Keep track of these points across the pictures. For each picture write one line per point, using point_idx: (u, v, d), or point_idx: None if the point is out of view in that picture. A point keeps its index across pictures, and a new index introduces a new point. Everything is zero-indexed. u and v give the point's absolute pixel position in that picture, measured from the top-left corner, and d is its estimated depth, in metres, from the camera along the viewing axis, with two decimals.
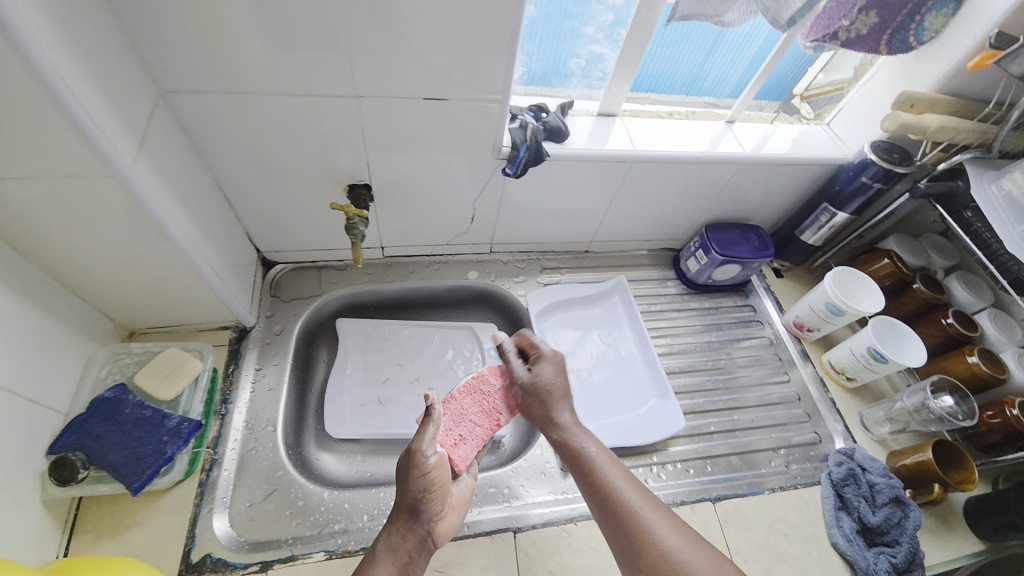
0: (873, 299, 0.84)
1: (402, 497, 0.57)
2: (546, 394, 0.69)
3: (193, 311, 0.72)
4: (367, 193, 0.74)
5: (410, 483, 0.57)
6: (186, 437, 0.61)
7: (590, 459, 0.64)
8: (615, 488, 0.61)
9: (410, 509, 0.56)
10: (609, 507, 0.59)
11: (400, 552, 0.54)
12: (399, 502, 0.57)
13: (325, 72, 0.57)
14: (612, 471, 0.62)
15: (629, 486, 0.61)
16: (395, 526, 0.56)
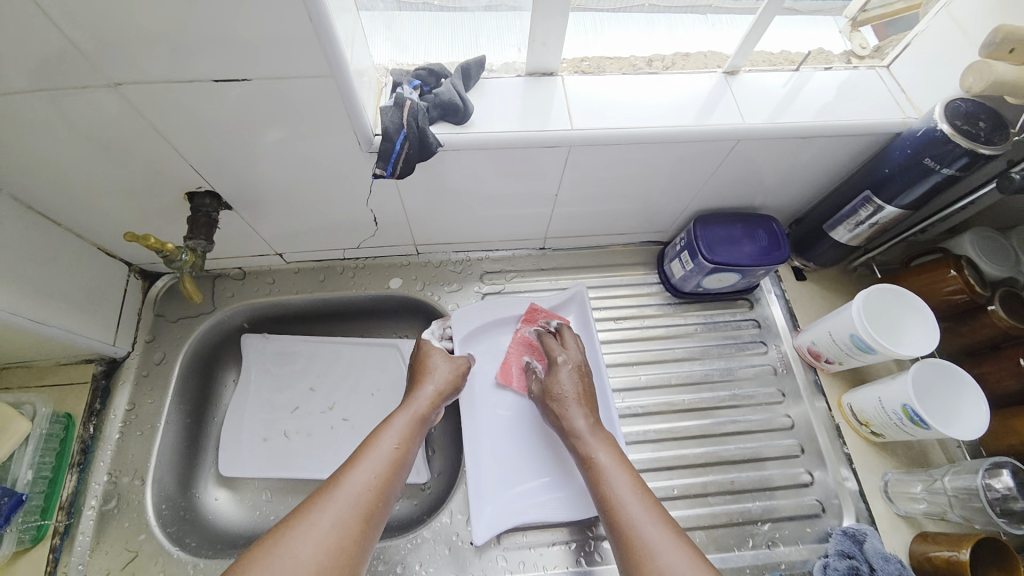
0: (922, 333, 0.59)
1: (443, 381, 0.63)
2: (558, 401, 0.61)
3: (32, 349, 0.61)
4: (212, 203, 0.58)
5: (455, 380, 0.65)
6: (7, 516, 0.53)
7: (589, 450, 0.56)
8: (618, 499, 0.50)
9: (446, 393, 0.63)
10: (605, 511, 0.50)
11: (416, 423, 0.58)
12: (441, 383, 0.63)
13: (49, 55, 0.39)
14: (613, 469, 0.53)
15: (637, 499, 0.50)
16: (420, 404, 0.60)
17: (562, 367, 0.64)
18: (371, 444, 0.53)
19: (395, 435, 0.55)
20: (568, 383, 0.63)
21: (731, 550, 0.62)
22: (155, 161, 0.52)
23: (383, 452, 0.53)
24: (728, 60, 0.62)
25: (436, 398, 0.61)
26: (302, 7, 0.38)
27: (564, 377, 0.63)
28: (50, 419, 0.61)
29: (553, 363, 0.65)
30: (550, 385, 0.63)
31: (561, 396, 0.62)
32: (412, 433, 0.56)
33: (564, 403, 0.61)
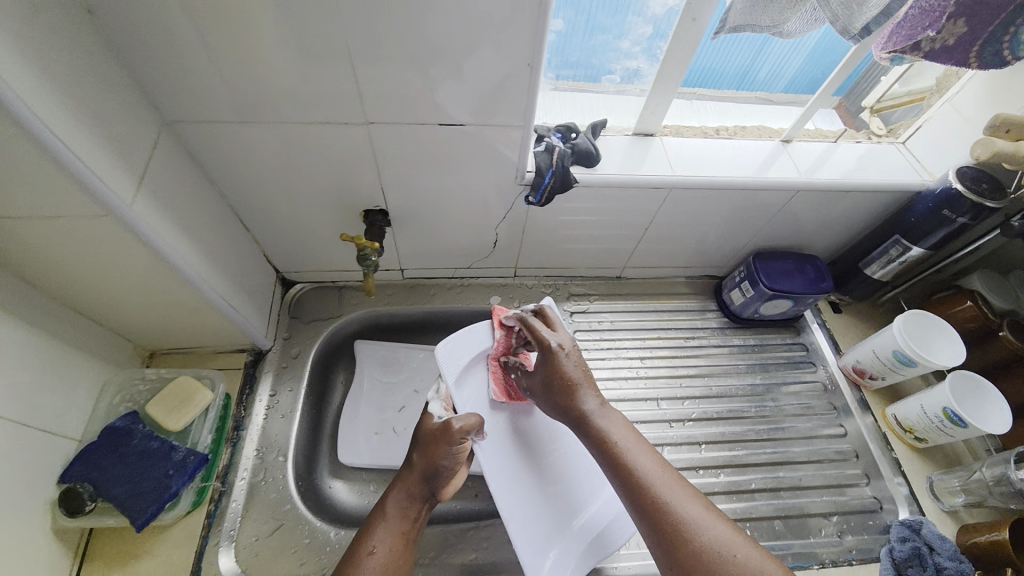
0: (954, 349, 0.72)
1: (425, 460, 0.62)
2: (560, 389, 0.61)
3: (206, 335, 0.71)
4: (384, 220, 0.71)
5: (438, 454, 0.62)
6: (192, 472, 0.59)
7: (608, 435, 0.57)
8: (644, 473, 0.53)
9: (428, 473, 0.62)
10: (635, 494, 0.52)
11: (400, 523, 0.58)
12: (418, 464, 0.62)
13: (328, 100, 0.54)
14: (636, 451, 0.55)
15: (662, 472, 0.53)
16: (397, 506, 0.59)
17: (560, 351, 0.62)
18: (353, 562, 0.54)
19: (380, 538, 0.56)
20: (573, 368, 0.62)
21: (807, 538, 0.74)
22: (353, 184, 0.66)
23: (374, 564, 0.54)
24: (783, 132, 0.80)
25: (414, 481, 0.61)
26: (524, 82, 0.54)
27: (566, 361, 0.62)
28: (220, 398, 0.68)
29: (549, 351, 0.63)
30: (553, 374, 0.61)
31: (568, 382, 0.60)
32: (399, 532, 0.58)
33: (573, 390, 0.60)
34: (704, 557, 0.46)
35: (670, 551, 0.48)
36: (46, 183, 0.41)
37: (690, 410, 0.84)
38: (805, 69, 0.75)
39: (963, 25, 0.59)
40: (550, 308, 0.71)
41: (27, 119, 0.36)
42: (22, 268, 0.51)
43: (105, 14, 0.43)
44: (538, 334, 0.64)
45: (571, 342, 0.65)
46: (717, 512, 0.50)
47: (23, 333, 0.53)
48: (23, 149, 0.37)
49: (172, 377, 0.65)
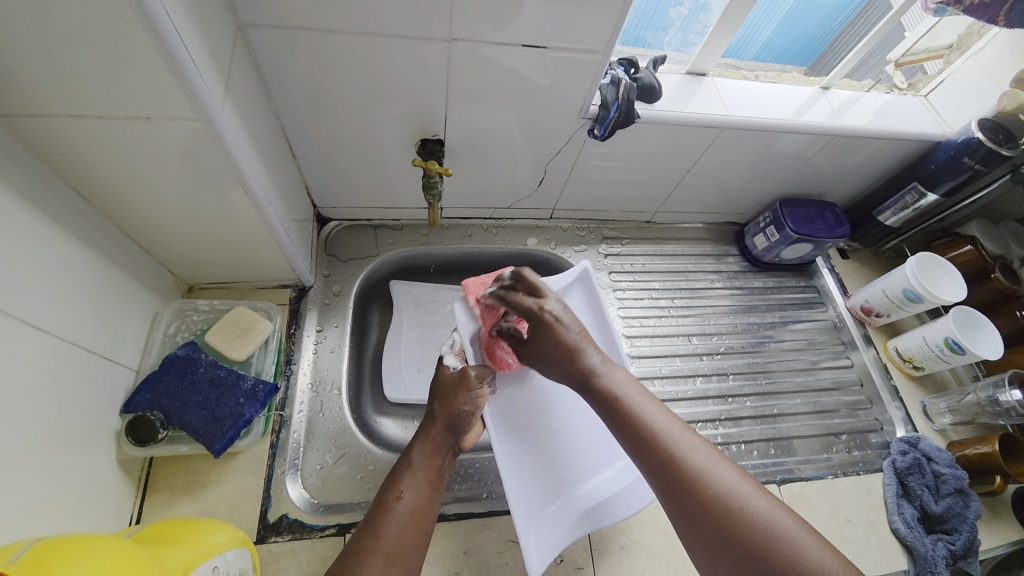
0: (955, 288, 0.81)
1: (444, 409, 0.60)
2: (559, 352, 0.58)
3: (253, 267, 0.69)
4: (439, 148, 0.71)
5: (457, 401, 0.60)
6: (263, 400, 0.62)
7: (618, 393, 0.54)
8: (650, 422, 0.50)
9: (449, 421, 0.59)
10: (642, 445, 0.49)
11: (430, 471, 0.55)
12: (439, 414, 0.59)
13: (411, 9, 0.52)
14: (643, 404, 0.52)
15: (669, 424, 0.50)
16: (421, 457, 0.56)
17: (553, 320, 0.60)
18: (382, 509, 0.50)
19: (407, 482, 0.53)
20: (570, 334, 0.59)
21: (819, 454, 0.83)
22: (418, 109, 0.65)
23: (403, 508, 0.50)
24: (820, 80, 0.82)
25: (440, 428, 0.58)
26: (620, 5, 0.55)
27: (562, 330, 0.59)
28: (277, 332, 0.70)
29: (536, 318, 0.60)
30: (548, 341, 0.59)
31: (567, 346, 0.58)
32: (426, 478, 0.54)
33: (573, 352, 0.57)
34: (717, 505, 0.42)
35: (678, 501, 0.44)
36: (147, 76, 0.39)
37: (719, 344, 0.91)
38: (775, 35, 0.80)
39: None
40: (530, 270, 0.66)
41: (149, 4, 0.35)
42: (81, 178, 0.47)
43: None
44: (521, 305, 0.62)
45: (562, 309, 0.62)
46: (729, 461, 0.46)
47: (81, 252, 0.50)
48: (133, 33, 0.36)
49: (228, 309, 0.67)
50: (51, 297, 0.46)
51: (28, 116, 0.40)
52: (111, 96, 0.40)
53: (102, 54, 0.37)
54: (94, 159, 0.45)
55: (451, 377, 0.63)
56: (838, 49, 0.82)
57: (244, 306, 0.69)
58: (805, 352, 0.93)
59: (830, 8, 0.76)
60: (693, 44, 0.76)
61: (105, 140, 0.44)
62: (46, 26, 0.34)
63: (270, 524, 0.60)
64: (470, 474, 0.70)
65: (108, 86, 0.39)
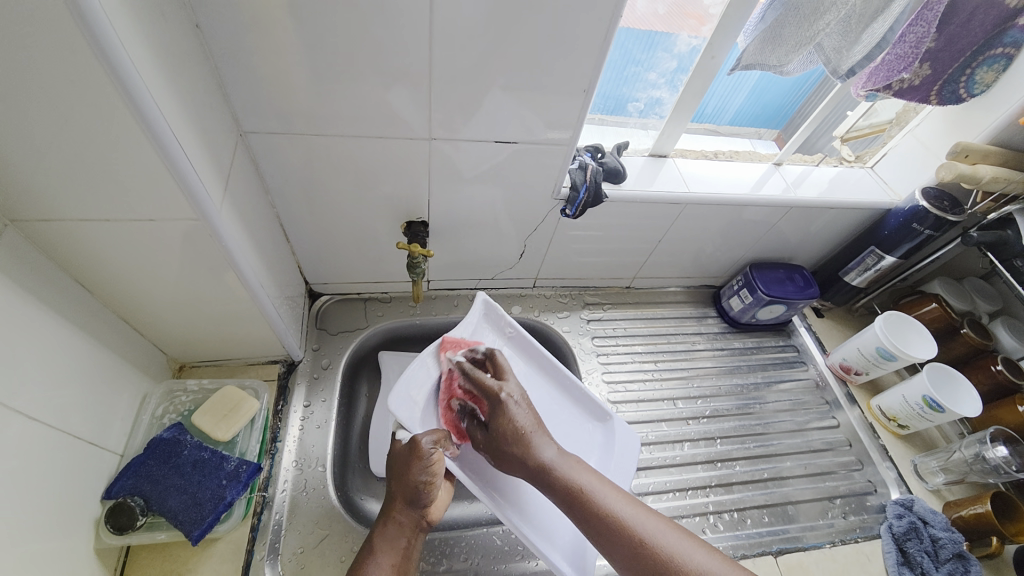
0: (924, 346, 0.84)
1: (400, 486, 0.58)
2: (516, 435, 0.58)
3: (245, 346, 0.72)
4: (424, 229, 0.76)
5: (412, 474, 0.57)
6: (245, 481, 0.62)
7: (568, 479, 0.55)
8: (608, 506, 0.53)
9: (408, 498, 0.57)
10: (612, 541, 0.51)
11: (397, 555, 0.55)
12: (398, 491, 0.58)
13: (395, 116, 0.60)
14: (599, 488, 0.54)
15: (621, 499, 0.54)
16: (385, 541, 0.56)
17: (507, 399, 0.61)
18: None
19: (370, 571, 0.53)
20: (522, 417, 0.60)
21: (817, 520, 0.81)
22: (404, 194, 0.71)
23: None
24: (773, 156, 0.90)
25: (401, 506, 0.58)
26: (577, 104, 0.62)
27: (515, 411, 0.60)
28: (264, 409, 0.72)
29: (494, 397, 0.62)
30: (500, 425, 0.60)
31: (518, 432, 0.59)
32: (392, 564, 0.55)
33: (524, 440, 0.58)
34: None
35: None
36: (155, 186, 0.44)
37: (704, 407, 0.92)
38: (745, 103, 0.87)
39: (927, 68, 0.69)
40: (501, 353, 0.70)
41: (162, 133, 0.40)
42: (85, 273, 0.51)
43: (211, 29, 0.48)
44: (483, 384, 0.64)
45: (521, 392, 0.63)
46: (685, 532, 0.51)
47: (79, 341, 0.53)
48: (145, 155, 0.41)
49: (216, 388, 0.69)
50: (44, 384, 0.49)
51: (39, 222, 0.45)
52: (119, 202, 0.45)
53: (112, 169, 0.42)
54: (96, 254, 0.49)
55: (403, 455, 0.59)
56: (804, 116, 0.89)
57: (231, 385, 0.71)
58: (792, 413, 0.93)
59: (788, 84, 0.84)
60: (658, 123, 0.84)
61: (111, 240, 0.48)
62: (66, 150, 0.39)
63: None
64: (457, 552, 0.69)
65: (116, 196, 0.44)
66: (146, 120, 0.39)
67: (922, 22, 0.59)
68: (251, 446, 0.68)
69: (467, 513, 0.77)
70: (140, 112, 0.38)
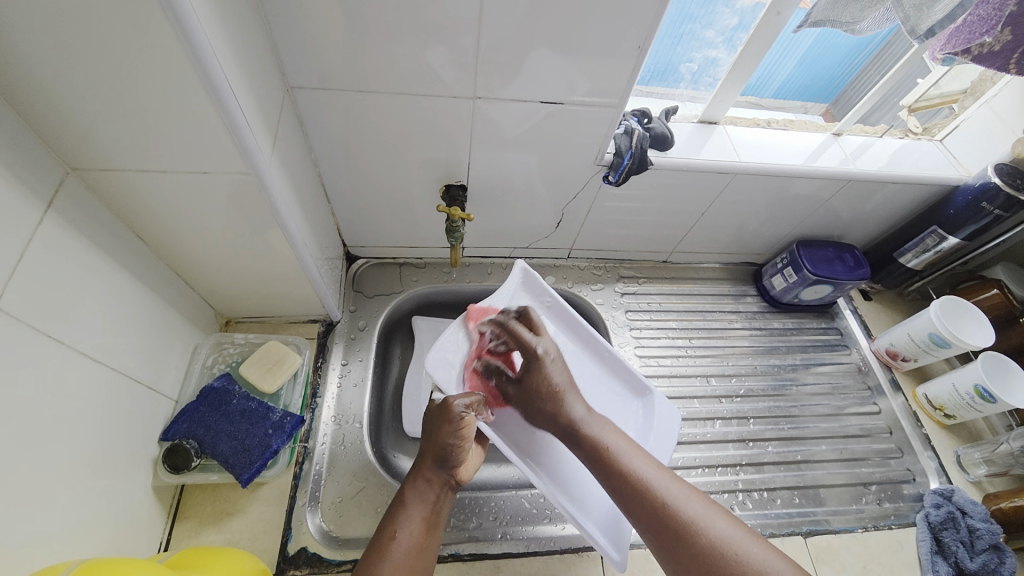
0: (983, 334, 0.79)
1: (431, 444, 0.58)
2: (551, 391, 0.60)
3: (288, 304, 0.74)
4: (462, 193, 0.75)
5: (443, 434, 0.58)
6: (289, 432, 0.65)
7: (601, 442, 0.56)
8: (636, 469, 0.52)
9: (438, 457, 0.58)
10: (636, 502, 0.50)
11: (428, 510, 0.56)
12: (429, 448, 0.59)
13: (440, 73, 0.58)
14: (629, 454, 0.54)
15: (651, 466, 0.53)
16: (416, 496, 0.56)
17: (546, 360, 0.62)
18: (378, 549, 0.52)
19: (401, 523, 0.54)
20: (558, 374, 0.61)
21: (849, 504, 0.80)
22: (444, 158, 0.70)
23: (397, 551, 0.52)
24: (832, 126, 0.84)
25: (431, 464, 0.58)
26: (629, 64, 0.59)
27: (551, 368, 0.61)
28: (305, 365, 0.74)
29: (533, 355, 0.62)
30: (537, 382, 0.61)
31: (552, 390, 0.60)
32: (423, 517, 0.55)
33: (558, 397, 0.60)
34: (709, 552, 0.45)
35: (678, 555, 0.46)
36: (209, 138, 0.44)
37: (738, 386, 0.90)
38: (795, 72, 0.81)
39: (1008, 33, 0.61)
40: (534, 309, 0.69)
41: (218, 83, 0.40)
42: (142, 225, 0.53)
43: None
44: (520, 338, 0.64)
45: (556, 349, 0.64)
46: (716, 506, 0.49)
47: (136, 290, 0.55)
48: (202, 106, 0.41)
49: (261, 342, 0.71)
50: (104, 330, 0.51)
51: (101, 171, 0.46)
52: (176, 154, 0.46)
53: (171, 120, 0.42)
54: (151, 206, 0.51)
55: (437, 412, 0.60)
56: (859, 86, 0.83)
57: (275, 340, 0.73)
58: (830, 396, 0.91)
59: (847, 50, 0.77)
60: (707, 91, 0.80)
61: (167, 193, 0.50)
62: (125, 98, 0.40)
63: (290, 557, 0.61)
64: (486, 512, 0.71)
65: (173, 147, 0.45)
66: (204, 68, 0.39)
67: None
68: (294, 400, 0.71)
69: (496, 475, 0.79)
70: (198, 58, 0.38)
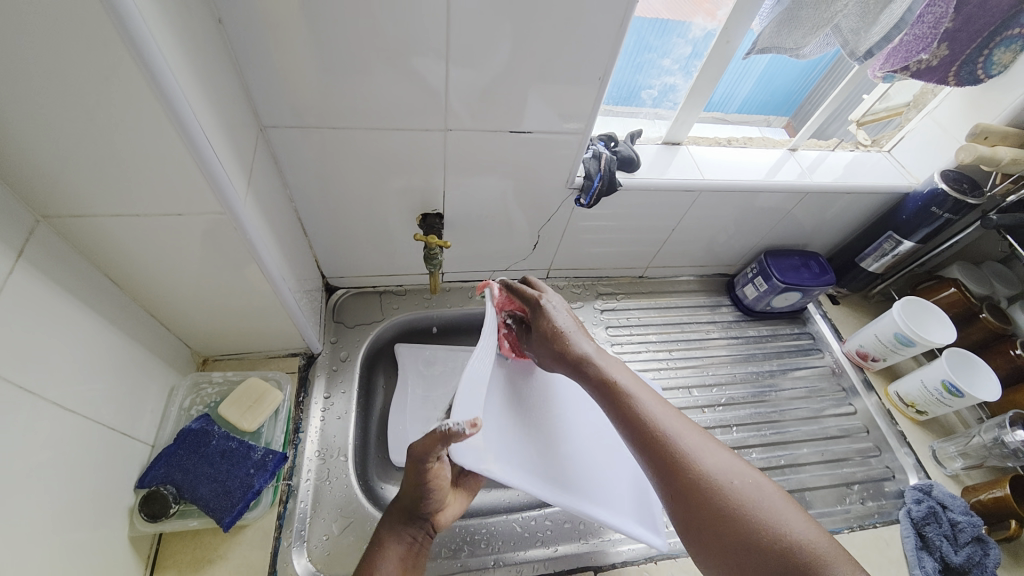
0: (943, 330, 0.83)
1: (408, 487, 0.55)
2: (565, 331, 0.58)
3: (268, 338, 0.73)
4: (439, 221, 0.77)
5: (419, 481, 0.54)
6: (272, 470, 0.64)
7: (608, 377, 0.53)
8: (639, 403, 0.50)
9: (416, 502, 0.55)
10: (636, 433, 0.49)
11: (404, 553, 0.54)
12: (405, 491, 0.56)
13: (411, 108, 0.60)
14: (635, 389, 0.52)
15: (655, 401, 0.51)
16: (393, 538, 0.55)
17: (546, 307, 0.60)
18: None
19: (378, 570, 0.52)
20: (562, 319, 0.59)
21: (834, 506, 0.81)
22: (419, 187, 0.72)
23: None
24: (788, 142, 0.89)
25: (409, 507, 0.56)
26: (593, 93, 0.62)
27: (555, 314, 0.59)
28: (287, 401, 0.73)
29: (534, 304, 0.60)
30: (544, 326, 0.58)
31: (556, 332, 0.57)
32: (400, 563, 0.54)
33: (562, 338, 0.57)
34: (705, 490, 0.45)
35: (678, 496, 0.46)
36: (183, 181, 0.45)
37: (720, 395, 0.92)
38: (754, 91, 0.86)
39: (945, 49, 0.68)
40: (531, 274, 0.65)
41: (191, 129, 0.41)
42: (113, 268, 0.53)
43: (233, 25, 0.49)
44: (522, 292, 0.61)
45: (558, 300, 0.62)
46: (717, 445, 0.48)
47: (109, 334, 0.54)
48: (176, 151, 0.42)
49: (240, 380, 0.70)
50: (77, 377, 0.50)
51: (71, 218, 0.46)
52: (149, 198, 0.46)
53: (145, 166, 0.43)
54: (123, 250, 0.51)
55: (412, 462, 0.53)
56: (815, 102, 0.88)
57: (255, 377, 0.72)
58: (808, 400, 0.93)
59: (801, 68, 0.82)
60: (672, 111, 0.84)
61: (139, 236, 0.50)
62: (96, 147, 0.40)
63: None
64: (478, 539, 0.70)
65: (146, 192, 0.45)
66: (178, 116, 0.40)
67: (941, 2, 0.59)
68: (276, 436, 0.70)
69: (486, 501, 0.78)
70: (172, 107, 0.39)
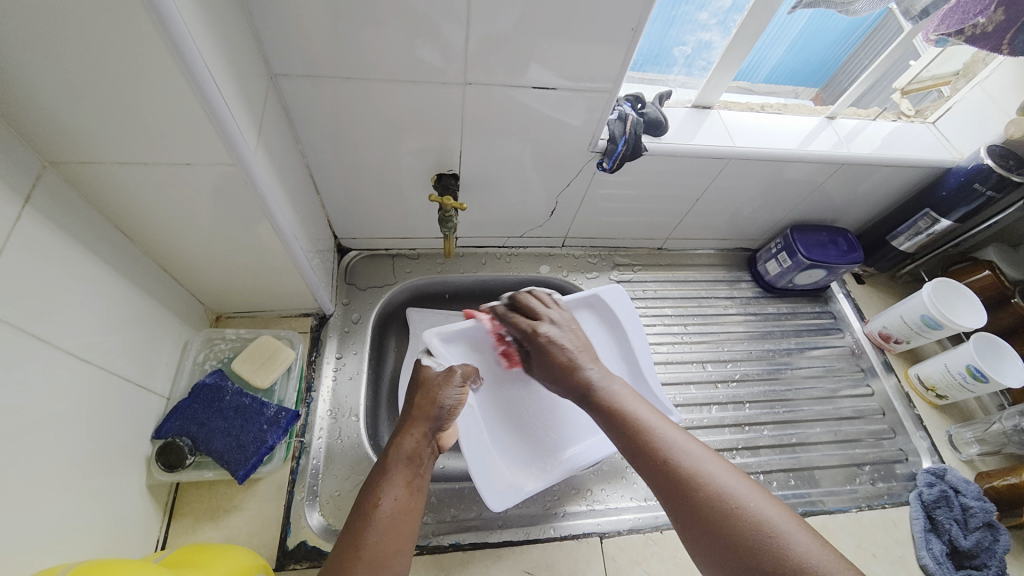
0: (975, 314, 0.80)
1: (417, 408, 0.60)
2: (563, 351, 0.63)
3: (280, 297, 0.73)
4: (455, 182, 0.74)
5: (434, 400, 0.61)
6: (285, 427, 0.64)
7: (614, 402, 0.56)
8: (642, 425, 0.53)
9: (429, 417, 0.59)
10: (641, 453, 0.51)
11: (409, 470, 0.54)
12: (416, 411, 0.60)
13: (428, 59, 0.56)
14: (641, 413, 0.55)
15: (662, 423, 0.54)
16: (400, 454, 0.55)
17: (547, 340, 0.64)
18: (363, 515, 0.49)
19: (386, 489, 0.52)
20: (567, 341, 0.64)
21: (843, 485, 0.81)
22: (435, 147, 0.69)
23: (382, 515, 0.49)
24: (825, 110, 0.84)
25: (421, 424, 0.59)
26: (623, 48, 0.58)
27: (555, 339, 0.64)
28: (299, 360, 0.73)
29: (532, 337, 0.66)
30: (547, 354, 0.63)
31: (565, 362, 0.62)
32: (406, 479, 0.53)
33: (571, 367, 0.61)
34: (709, 503, 0.45)
35: (682, 508, 0.46)
36: (191, 129, 0.43)
37: (734, 371, 0.91)
38: (785, 58, 0.80)
39: (1002, 13, 0.61)
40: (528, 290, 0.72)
41: (199, 73, 0.39)
42: (124, 219, 0.52)
43: None
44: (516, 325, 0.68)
45: (565, 320, 0.68)
46: (727, 464, 0.48)
47: (122, 287, 0.54)
48: (182, 97, 0.40)
49: (253, 337, 0.71)
50: (90, 328, 0.50)
51: (79, 165, 0.44)
52: (156, 146, 0.44)
53: (151, 112, 0.41)
54: (134, 201, 0.49)
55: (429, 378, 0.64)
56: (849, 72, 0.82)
57: (268, 335, 0.72)
58: (824, 379, 0.92)
59: (839, 33, 0.76)
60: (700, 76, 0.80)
61: (149, 187, 0.48)
62: (100, 89, 0.38)
63: (289, 551, 0.61)
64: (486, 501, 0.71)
65: (153, 140, 0.43)
66: (184, 58, 0.37)
67: None
68: (289, 394, 0.71)
69: None
70: (177, 48, 0.37)
